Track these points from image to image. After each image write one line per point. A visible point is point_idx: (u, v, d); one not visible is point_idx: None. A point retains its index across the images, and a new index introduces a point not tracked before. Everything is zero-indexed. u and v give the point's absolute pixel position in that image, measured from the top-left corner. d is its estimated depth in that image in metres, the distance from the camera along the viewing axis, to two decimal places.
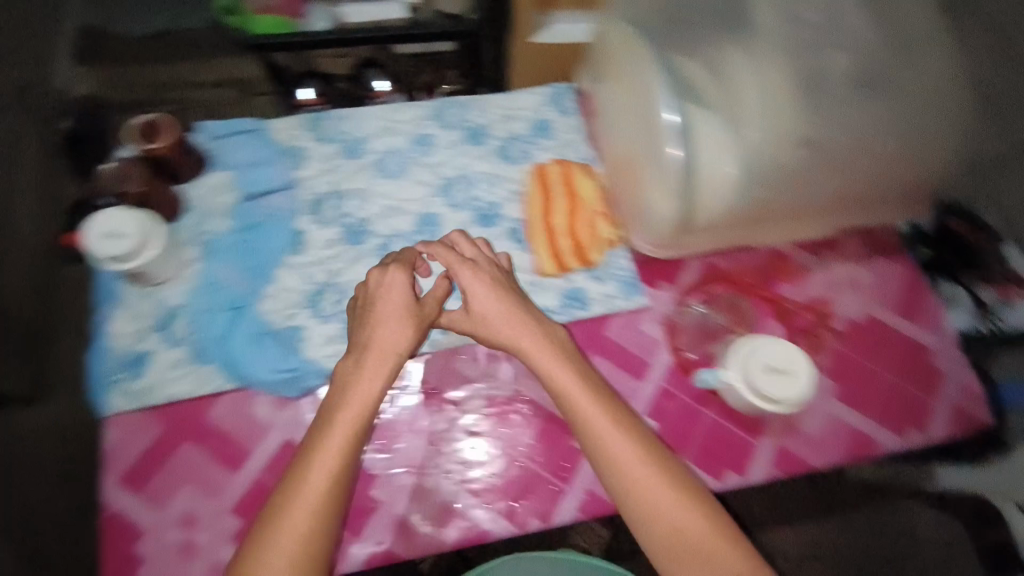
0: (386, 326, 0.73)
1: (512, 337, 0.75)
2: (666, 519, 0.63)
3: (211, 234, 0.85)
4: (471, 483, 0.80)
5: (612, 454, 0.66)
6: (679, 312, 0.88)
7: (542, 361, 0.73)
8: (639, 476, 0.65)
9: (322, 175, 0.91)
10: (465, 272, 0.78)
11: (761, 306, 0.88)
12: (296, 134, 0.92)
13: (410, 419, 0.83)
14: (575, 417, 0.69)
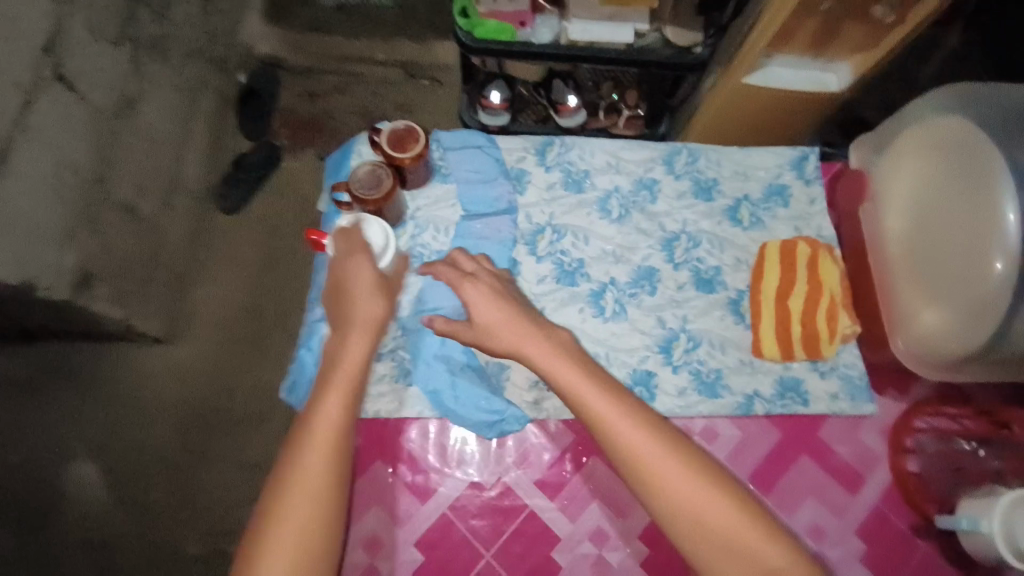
0: (535, 352, 0.67)
1: (552, 368, 0.66)
2: (716, 528, 0.57)
3: (429, 247, 0.85)
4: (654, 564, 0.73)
5: (647, 468, 0.59)
6: (902, 435, 0.79)
7: (564, 377, 0.65)
8: (663, 470, 0.59)
9: (552, 210, 0.89)
10: (470, 290, 0.72)
11: (994, 438, 0.77)
12: (533, 164, 0.91)
13: (594, 476, 0.76)
14: (599, 433, 0.62)
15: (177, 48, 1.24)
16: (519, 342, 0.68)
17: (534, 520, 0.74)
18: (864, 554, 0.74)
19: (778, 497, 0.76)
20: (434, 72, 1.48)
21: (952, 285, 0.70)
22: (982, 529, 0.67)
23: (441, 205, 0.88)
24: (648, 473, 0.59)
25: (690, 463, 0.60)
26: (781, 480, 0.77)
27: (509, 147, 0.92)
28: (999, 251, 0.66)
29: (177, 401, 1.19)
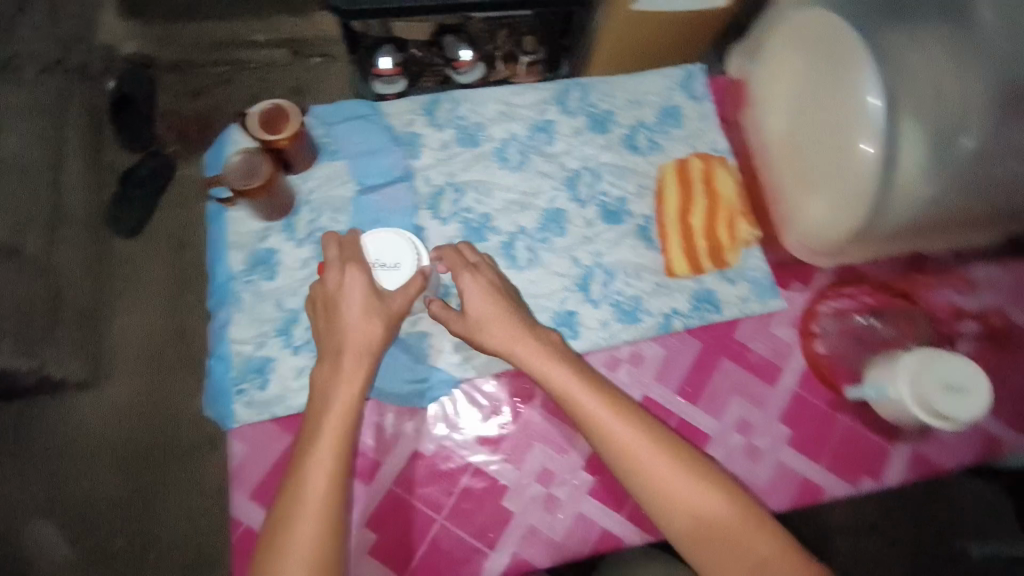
0: (523, 352, 0.72)
1: (537, 358, 0.71)
2: (689, 508, 0.62)
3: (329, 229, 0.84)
4: (602, 489, 0.77)
5: (627, 448, 0.65)
6: (805, 321, 0.84)
7: (550, 371, 0.70)
8: (647, 461, 0.64)
9: (452, 170, 0.88)
10: (464, 277, 0.75)
11: (885, 302, 0.84)
12: (422, 128, 0.89)
13: (531, 423, 0.79)
14: (589, 422, 0.67)
15: (30, 67, 1.16)
16: (513, 341, 0.72)
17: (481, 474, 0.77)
18: (790, 438, 0.80)
19: (702, 403, 0.81)
20: (321, 47, 1.39)
21: (831, 173, 0.73)
22: (898, 399, 0.73)
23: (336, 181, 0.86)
24: (634, 465, 0.64)
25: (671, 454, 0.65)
26: (702, 387, 0.82)
27: (396, 111, 0.91)
28: (865, 132, 0.68)
29: (121, 437, 1.16)
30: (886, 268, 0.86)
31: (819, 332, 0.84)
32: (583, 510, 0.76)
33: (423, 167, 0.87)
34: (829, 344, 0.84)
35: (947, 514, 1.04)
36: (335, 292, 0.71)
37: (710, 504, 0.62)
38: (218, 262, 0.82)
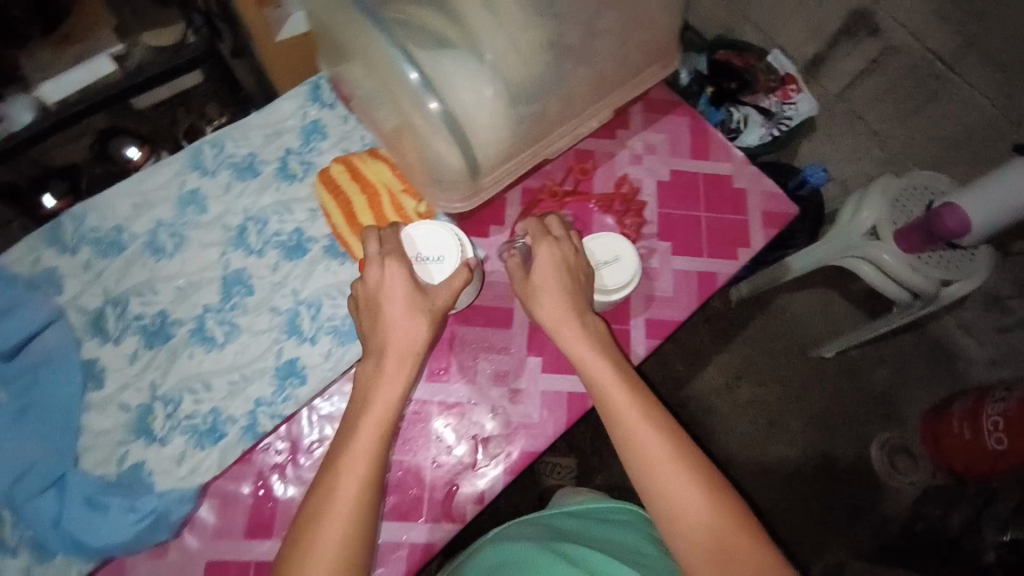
0: (568, 336, 0.69)
1: (553, 316, 0.70)
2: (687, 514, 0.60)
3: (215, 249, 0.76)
4: (536, 445, 0.71)
5: (639, 444, 0.63)
6: (705, 241, 0.83)
7: (569, 336, 0.69)
8: (647, 450, 0.63)
9: (319, 150, 0.80)
10: (541, 246, 0.72)
11: (777, 229, 0.84)
12: (296, 111, 0.81)
13: (456, 387, 0.73)
14: (602, 396, 0.67)
15: None
16: (562, 320, 0.69)
17: (412, 441, 0.70)
18: None
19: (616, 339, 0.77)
20: None
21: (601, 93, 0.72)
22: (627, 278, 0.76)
23: (189, 179, 0.78)
24: (641, 458, 0.63)
25: (676, 454, 0.63)
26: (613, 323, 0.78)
27: (281, 112, 0.81)
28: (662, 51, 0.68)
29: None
30: (775, 182, 0.86)
31: (721, 251, 0.83)
32: (515, 449, 0.71)
33: (293, 150, 0.80)
34: (729, 262, 0.82)
35: (796, 335, 1.58)
36: (385, 290, 0.67)
37: (699, 509, 0.60)
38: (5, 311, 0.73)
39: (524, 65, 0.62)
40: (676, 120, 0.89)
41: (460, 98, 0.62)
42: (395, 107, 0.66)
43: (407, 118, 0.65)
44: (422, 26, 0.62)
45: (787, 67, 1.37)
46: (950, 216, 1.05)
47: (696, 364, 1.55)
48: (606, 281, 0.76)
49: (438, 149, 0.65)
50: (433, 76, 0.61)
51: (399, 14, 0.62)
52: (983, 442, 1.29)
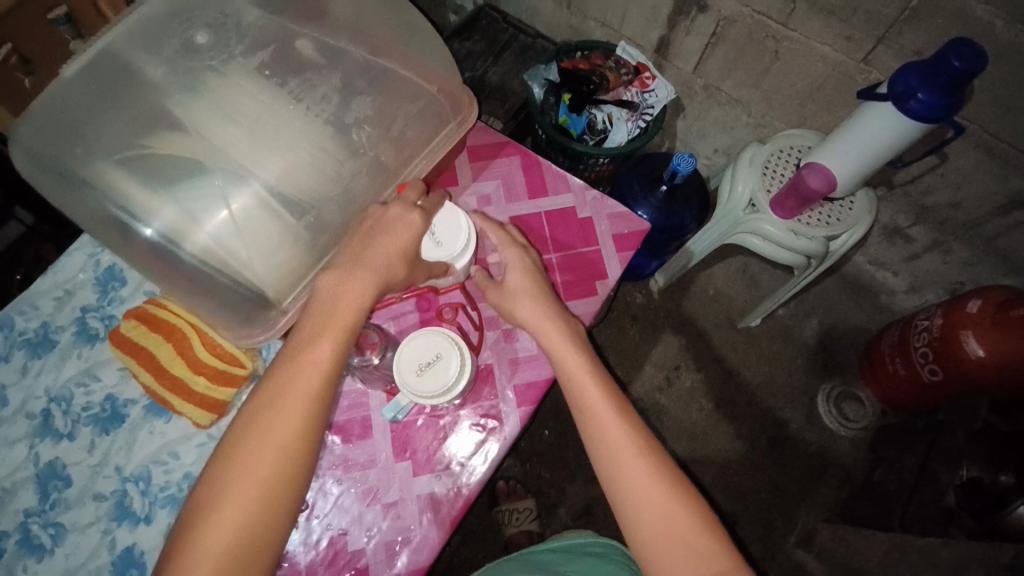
0: (543, 329, 0.69)
1: (535, 316, 0.69)
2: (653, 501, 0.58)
3: (20, 436, 0.66)
4: (419, 561, 0.64)
5: (608, 433, 0.62)
6: (562, 285, 0.79)
7: (543, 322, 0.69)
8: (616, 440, 0.62)
9: (120, 298, 0.72)
10: (510, 254, 0.73)
11: (632, 251, 0.81)
12: (86, 262, 0.74)
13: (322, 519, 0.66)
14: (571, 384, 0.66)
15: None
16: (542, 321, 0.69)
17: None
18: None
19: (489, 416, 0.71)
20: None
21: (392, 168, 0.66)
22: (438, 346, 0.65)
23: None
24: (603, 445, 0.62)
25: (647, 449, 0.62)
26: (482, 398, 0.72)
27: (68, 266, 0.74)
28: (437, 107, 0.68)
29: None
30: (619, 202, 0.82)
31: (580, 290, 0.79)
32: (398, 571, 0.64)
33: (89, 306, 0.72)
34: (590, 300, 0.78)
35: (723, 311, 1.56)
36: (380, 222, 0.61)
37: (662, 500, 0.58)
38: None
39: (281, 176, 0.59)
40: (505, 162, 0.84)
41: (216, 231, 0.57)
42: (151, 260, 0.58)
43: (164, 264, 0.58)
44: (156, 160, 0.56)
45: (636, 57, 1.36)
46: (813, 175, 1.05)
47: (632, 365, 1.51)
48: (447, 373, 0.63)
49: (214, 286, 0.59)
50: (178, 223, 0.56)
51: (126, 152, 0.56)
52: (920, 375, 1.26)
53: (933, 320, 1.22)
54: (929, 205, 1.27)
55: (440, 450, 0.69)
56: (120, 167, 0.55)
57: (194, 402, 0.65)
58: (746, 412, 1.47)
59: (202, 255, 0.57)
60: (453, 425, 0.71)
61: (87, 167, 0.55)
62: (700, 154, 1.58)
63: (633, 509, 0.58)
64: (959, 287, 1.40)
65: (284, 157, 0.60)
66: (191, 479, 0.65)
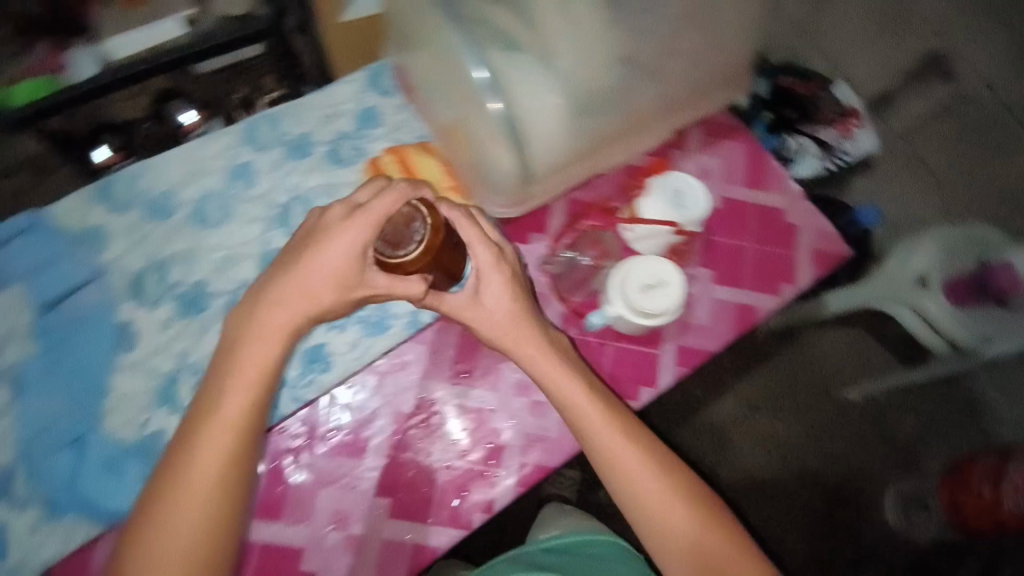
0: (562, 384, 0.67)
1: (491, 330, 0.68)
2: (660, 514, 0.63)
3: (202, 205, 0.75)
4: (551, 460, 0.71)
5: (617, 458, 0.65)
6: (750, 273, 0.80)
7: (561, 383, 0.67)
8: (629, 466, 0.64)
9: (373, 136, 0.78)
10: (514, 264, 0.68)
11: (826, 269, 0.81)
12: (353, 95, 0.79)
13: (479, 392, 0.73)
14: (571, 414, 0.66)
15: None
16: (521, 339, 0.68)
17: (427, 442, 0.71)
18: None
19: (649, 362, 0.76)
20: None
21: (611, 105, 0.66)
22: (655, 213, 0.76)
23: (240, 152, 0.77)
24: (631, 478, 0.64)
25: (651, 462, 0.65)
26: (647, 346, 0.76)
27: (290, 111, 0.78)
28: (675, 50, 0.65)
29: None
30: (829, 221, 0.82)
31: (767, 286, 0.80)
32: (530, 463, 0.71)
33: (346, 133, 0.78)
34: (771, 298, 0.80)
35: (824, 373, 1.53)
36: (567, 391, 0.67)
37: (697, 537, 0.63)
38: (59, 268, 0.75)
39: (568, 43, 0.60)
40: (730, 146, 0.85)
41: (507, 79, 0.62)
42: (458, 85, 0.66)
43: (469, 119, 0.67)
44: (497, 31, 0.63)
45: (850, 101, 1.27)
46: (1003, 272, 1.06)
47: (720, 422, 1.49)
48: (648, 305, 0.70)
49: (490, 129, 0.64)
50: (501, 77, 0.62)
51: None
52: (999, 502, 1.27)
53: None
54: None
55: (594, 379, 0.75)
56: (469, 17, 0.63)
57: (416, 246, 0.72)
58: (808, 482, 1.45)
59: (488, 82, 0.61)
60: (621, 351, 0.76)
61: (433, 19, 0.65)
62: None
63: (651, 533, 0.64)
64: None
65: (603, 46, 0.61)
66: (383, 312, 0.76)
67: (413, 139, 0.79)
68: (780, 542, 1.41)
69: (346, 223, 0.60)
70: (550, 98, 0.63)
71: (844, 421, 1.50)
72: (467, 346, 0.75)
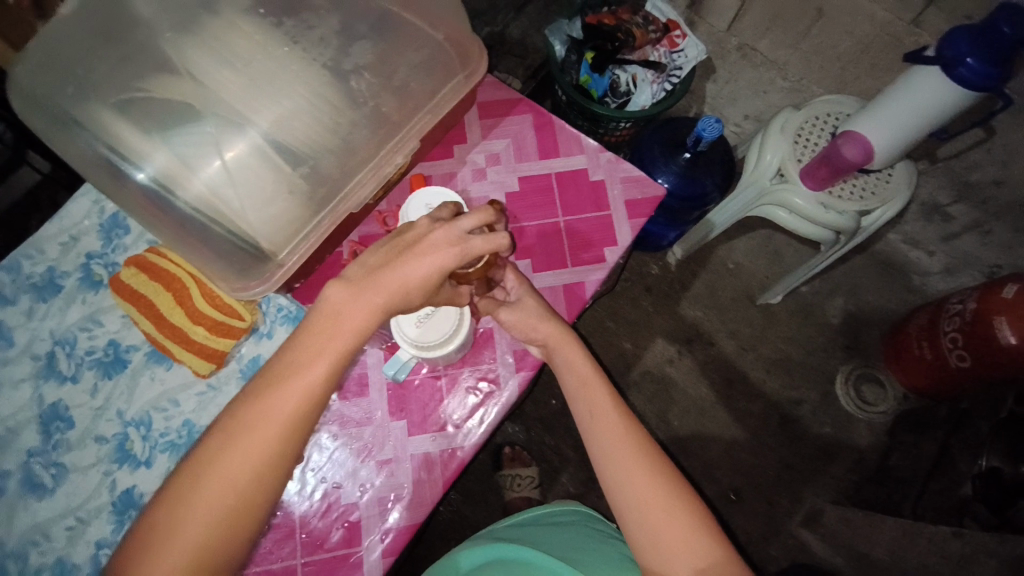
0: (537, 330, 0.65)
1: (521, 324, 0.65)
2: (629, 467, 0.56)
3: None
4: (413, 518, 0.65)
5: (598, 412, 0.61)
6: (568, 250, 0.75)
7: (567, 349, 0.65)
8: (604, 421, 0.60)
9: (122, 246, 0.71)
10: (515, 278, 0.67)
11: (644, 218, 0.76)
12: (91, 208, 0.72)
13: (315, 470, 0.67)
14: (570, 375, 0.64)
15: None
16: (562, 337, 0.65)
17: (276, 544, 0.64)
18: None
19: (485, 379, 0.71)
20: None
21: (324, 134, 0.57)
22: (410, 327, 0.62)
23: None
24: (596, 425, 0.60)
25: (628, 420, 0.60)
26: (481, 362, 0.71)
27: (27, 250, 0.70)
28: (375, 57, 0.59)
29: None
30: (634, 165, 0.78)
31: (589, 257, 0.75)
32: (391, 528, 0.65)
33: (94, 252, 0.71)
34: (598, 267, 0.74)
35: (741, 283, 1.50)
36: (559, 349, 0.65)
37: (663, 499, 0.55)
38: None
39: (242, 91, 0.55)
40: (517, 119, 0.80)
41: (184, 154, 0.52)
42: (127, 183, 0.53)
43: (163, 208, 0.53)
44: (150, 108, 0.52)
45: (667, 13, 1.24)
46: (849, 146, 0.97)
47: (656, 365, 1.46)
48: (441, 340, 0.62)
49: (188, 210, 0.53)
50: (176, 156, 0.52)
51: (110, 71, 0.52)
52: (946, 362, 1.19)
53: (966, 304, 1.13)
54: (973, 181, 1.20)
55: (434, 415, 0.69)
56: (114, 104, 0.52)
57: (194, 351, 0.65)
58: (757, 392, 1.44)
59: (166, 157, 0.51)
60: (451, 380, 0.71)
61: (87, 112, 0.51)
62: (728, 121, 1.47)
63: (619, 491, 0.56)
64: (995, 271, 1.34)
65: (294, 84, 0.56)
66: (191, 427, 0.66)
67: (149, 243, 0.71)
68: (750, 461, 1.39)
69: (441, 247, 0.50)
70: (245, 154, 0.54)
71: (774, 322, 1.48)
72: None
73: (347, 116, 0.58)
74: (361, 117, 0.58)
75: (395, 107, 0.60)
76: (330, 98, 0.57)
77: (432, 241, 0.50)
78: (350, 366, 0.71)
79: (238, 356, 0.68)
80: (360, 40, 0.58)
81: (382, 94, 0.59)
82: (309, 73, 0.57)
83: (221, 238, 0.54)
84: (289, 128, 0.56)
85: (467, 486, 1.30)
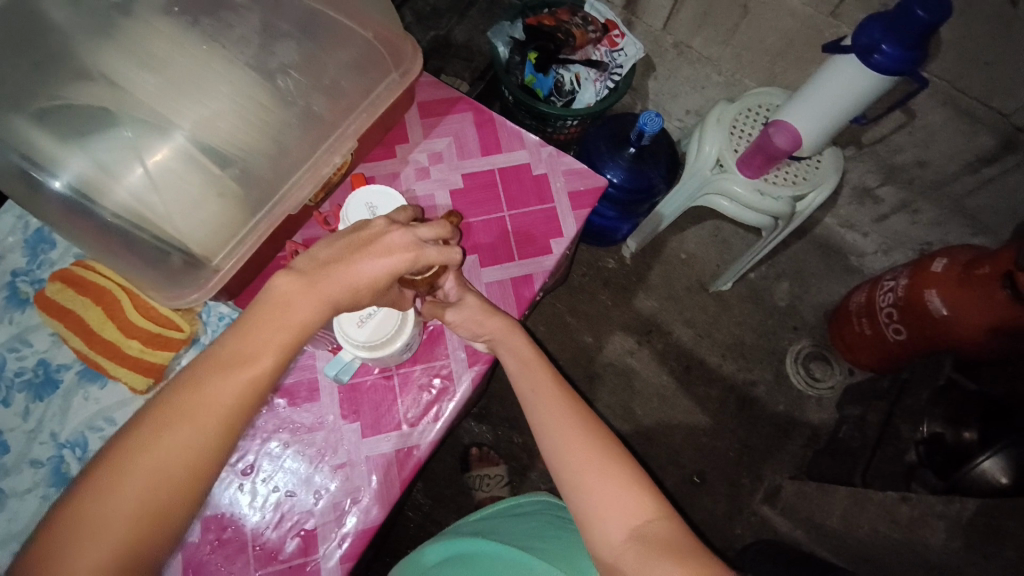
0: (483, 323, 0.67)
1: (469, 317, 0.66)
2: (568, 442, 0.58)
3: None
4: (369, 521, 0.65)
5: (539, 393, 0.63)
6: (515, 243, 0.76)
7: (510, 337, 0.67)
8: (545, 403, 0.62)
9: (49, 262, 0.68)
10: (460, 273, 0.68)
11: (587, 209, 0.78)
12: (14, 224, 0.69)
13: (268, 480, 0.66)
14: (514, 362, 0.66)
15: None
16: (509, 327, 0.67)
17: (229, 558, 0.63)
18: None
19: (438, 376, 0.71)
20: None
21: (254, 132, 0.57)
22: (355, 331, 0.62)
23: None
24: (538, 406, 0.62)
25: (568, 400, 0.62)
26: (433, 359, 0.72)
27: None
28: (301, 55, 0.60)
29: None
30: (574, 158, 0.80)
31: (535, 249, 0.76)
32: (348, 532, 0.64)
33: (19, 270, 0.68)
34: (545, 259, 0.76)
35: (694, 272, 1.55)
36: (505, 339, 0.67)
37: (600, 469, 0.56)
38: None
39: (165, 93, 0.55)
40: (457, 118, 0.81)
41: (107, 161, 0.51)
42: (46, 195, 0.51)
43: (84, 214, 0.51)
44: (69, 117, 0.51)
45: (605, 14, 1.28)
46: (780, 134, 1.02)
47: (617, 357, 1.48)
48: (386, 337, 0.62)
49: (111, 217, 0.51)
50: (99, 164, 0.51)
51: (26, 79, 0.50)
52: (885, 335, 1.26)
53: (899, 280, 1.20)
54: (897, 163, 1.27)
55: (388, 415, 0.69)
56: (32, 114, 0.50)
57: (130, 366, 0.63)
58: (715, 377, 1.48)
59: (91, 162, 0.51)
60: (403, 381, 0.71)
61: (2, 121, 0.49)
62: (671, 116, 1.52)
63: (561, 466, 0.58)
64: (925, 248, 1.42)
65: (219, 86, 0.56)
66: None
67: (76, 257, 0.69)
68: (711, 444, 1.43)
69: (398, 250, 0.52)
70: (172, 157, 0.54)
71: (727, 308, 1.53)
72: (246, 436, 0.67)
73: (277, 114, 0.58)
74: (291, 117, 0.59)
75: (326, 105, 0.61)
76: (258, 98, 0.58)
77: (389, 244, 0.52)
78: (301, 372, 0.70)
79: (179, 369, 0.66)
80: (283, 40, 0.60)
81: (311, 94, 0.60)
82: (234, 75, 0.57)
83: (147, 245, 0.53)
84: (216, 129, 0.56)
85: (436, 490, 1.29)
